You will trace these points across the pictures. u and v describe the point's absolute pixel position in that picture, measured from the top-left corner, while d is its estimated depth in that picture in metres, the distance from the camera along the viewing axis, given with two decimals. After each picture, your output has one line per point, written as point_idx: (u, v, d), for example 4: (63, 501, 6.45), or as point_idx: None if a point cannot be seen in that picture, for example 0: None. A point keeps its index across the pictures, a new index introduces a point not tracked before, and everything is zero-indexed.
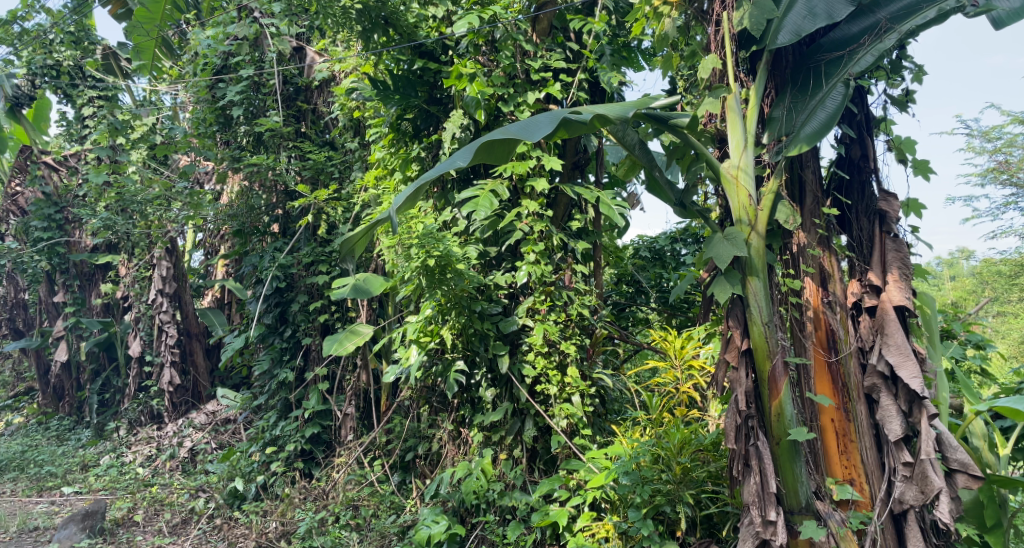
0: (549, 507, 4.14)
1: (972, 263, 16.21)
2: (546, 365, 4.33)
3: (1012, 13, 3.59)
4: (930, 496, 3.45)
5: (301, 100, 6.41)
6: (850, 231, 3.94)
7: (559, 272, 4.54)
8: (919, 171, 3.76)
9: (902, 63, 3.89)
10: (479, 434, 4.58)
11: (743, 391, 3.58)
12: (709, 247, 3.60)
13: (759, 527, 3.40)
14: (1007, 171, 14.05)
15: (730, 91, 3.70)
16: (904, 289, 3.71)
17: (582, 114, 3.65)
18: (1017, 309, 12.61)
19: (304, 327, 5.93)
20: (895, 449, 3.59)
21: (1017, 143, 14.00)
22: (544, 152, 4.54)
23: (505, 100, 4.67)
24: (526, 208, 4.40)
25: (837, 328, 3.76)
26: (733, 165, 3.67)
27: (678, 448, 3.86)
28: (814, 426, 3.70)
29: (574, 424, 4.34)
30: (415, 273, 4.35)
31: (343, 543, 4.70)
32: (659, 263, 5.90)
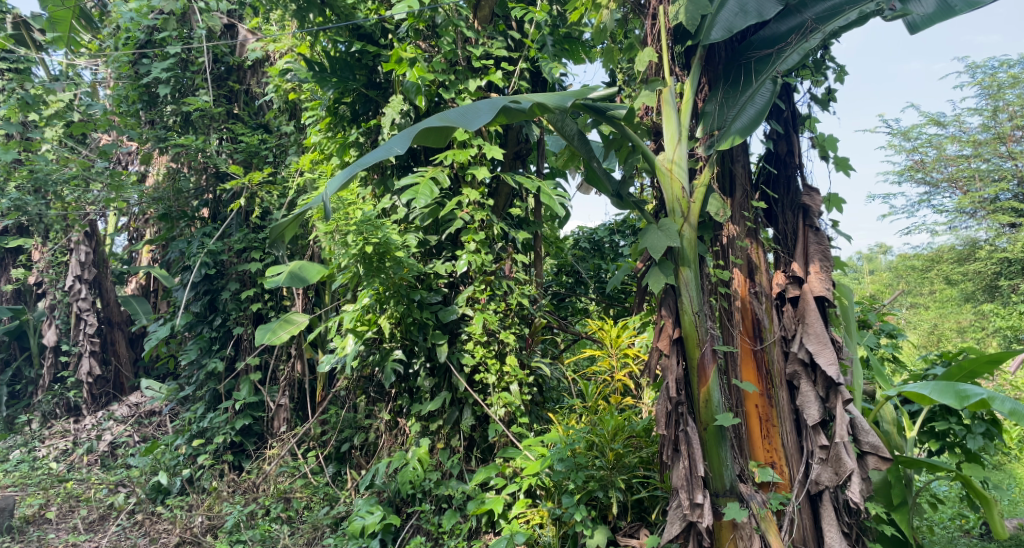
0: (485, 495, 4.18)
1: (890, 258, 17.28)
2: (485, 353, 4.35)
3: (926, 18, 3.82)
4: (843, 477, 3.66)
5: (233, 80, 6.21)
6: (776, 224, 4.12)
7: (500, 261, 4.55)
8: (839, 168, 3.98)
9: (826, 62, 4.09)
10: (416, 424, 4.54)
11: (674, 377, 3.70)
12: (644, 237, 3.70)
13: (687, 509, 3.53)
14: (921, 170, 15.04)
15: (665, 84, 3.81)
16: (825, 280, 3.91)
17: (522, 102, 3.67)
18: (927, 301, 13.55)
19: (235, 316, 5.75)
20: (812, 433, 3.79)
21: (932, 143, 14.93)
22: (485, 141, 4.53)
23: (446, 87, 4.63)
24: (467, 197, 4.39)
25: (762, 317, 3.93)
26: (667, 158, 3.77)
27: (613, 435, 3.95)
28: (739, 412, 3.86)
29: (512, 413, 4.38)
30: (352, 260, 4.28)
31: (272, 537, 4.61)
32: (598, 254, 6.03)
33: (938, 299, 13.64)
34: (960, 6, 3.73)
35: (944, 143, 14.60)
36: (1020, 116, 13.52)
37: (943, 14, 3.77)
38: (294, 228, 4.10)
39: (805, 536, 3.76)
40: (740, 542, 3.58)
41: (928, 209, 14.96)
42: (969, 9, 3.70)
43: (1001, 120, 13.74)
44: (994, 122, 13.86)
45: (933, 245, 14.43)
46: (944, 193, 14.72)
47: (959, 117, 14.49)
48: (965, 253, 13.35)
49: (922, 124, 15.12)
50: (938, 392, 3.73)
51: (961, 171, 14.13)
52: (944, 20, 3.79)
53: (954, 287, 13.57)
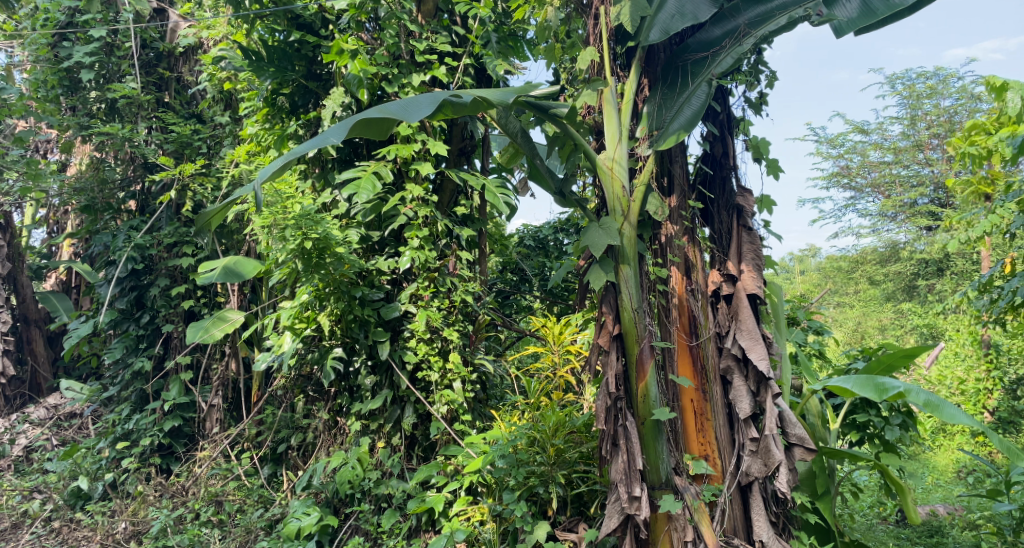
0: (426, 493, 4.16)
1: (819, 259, 18.10)
2: (428, 351, 4.32)
3: (850, 22, 3.99)
4: (771, 468, 3.80)
5: (164, 67, 5.97)
6: (712, 224, 4.25)
7: (443, 259, 4.52)
8: (770, 170, 4.13)
9: (758, 67, 4.24)
10: (356, 423, 4.45)
11: (613, 373, 3.76)
12: (585, 235, 3.74)
13: (626, 503, 3.59)
14: (847, 175, 15.81)
15: (606, 84, 3.86)
16: (757, 278, 4.06)
17: (463, 97, 3.66)
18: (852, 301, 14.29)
19: (164, 313, 5.52)
20: (744, 425, 3.92)
21: (857, 150, 15.70)
22: (429, 136, 4.51)
23: (389, 80, 4.56)
24: (410, 193, 4.36)
25: (698, 314, 4.04)
26: (608, 157, 3.82)
27: (554, 431, 3.94)
28: (676, 406, 3.95)
29: (454, 411, 4.37)
30: (290, 255, 4.17)
31: (202, 541, 4.45)
32: (542, 252, 6.09)
33: (862, 298, 14.38)
34: (881, 9, 3.90)
35: (868, 149, 15.37)
36: (936, 125, 14.36)
37: (866, 17, 3.94)
38: (222, 215, 3.92)
39: (735, 526, 3.89)
40: (674, 534, 3.67)
41: (853, 212, 15.73)
42: (890, 12, 3.88)
43: (919, 128, 14.57)
44: (913, 130, 14.67)
45: (858, 247, 15.19)
46: (868, 197, 15.50)
47: (882, 125, 15.28)
48: (887, 254, 14.10)
49: (847, 131, 15.89)
50: (859, 385, 3.92)
51: (884, 177, 14.90)
52: (868, 23, 3.97)
53: (877, 287, 14.32)
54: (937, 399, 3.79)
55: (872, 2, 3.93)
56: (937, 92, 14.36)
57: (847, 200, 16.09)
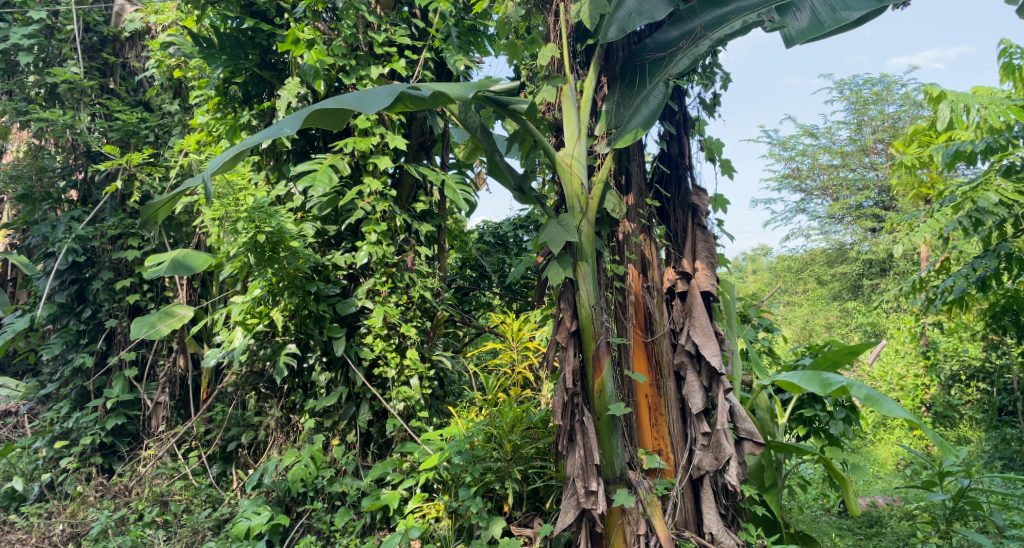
0: (381, 491, 4.10)
1: (770, 259, 18.60)
2: (385, 347, 4.27)
3: (800, 31, 4.11)
4: (722, 462, 3.88)
5: (108, 52, 5.74)
6: (668, 222, 4.32)
7: (401, 254, 4.47)
8: (723, 170, 4.21)
9: (713, 69, 4.32)
10: (310, 420, 4.37)
11: (571, 369, 3.79)
12: (543, 231, 3.74)
13: (582, 497, 3.61)
14: (797, 178, 16.29)
15: (566, 81, 3.85)
16: (711, 276, 4.14)
17: (422, 89, 3.61)
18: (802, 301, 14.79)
19: (107, 307, 5.32)
20: (696, 420, 3.99)
21: (807, 153, 16.15)
22: (388, 129, 4.44)
23: (346, 72, 4.47)
24: (368, 187, 4.30)
25: (654, 310, 4.10)
26: (568, 154, 3.83)
27: (511, 426, 3.94)
28: (631, 401, 4.00)
29: (411, 407, 4.32)
30: (242, 249, 4.05)
31: (145, 542, 4.30)
32: (501, 249, 6.09)
33: (811, 298, 14.87)
34: (830, 23, 4.04)
35: (818, 153, 15.82)
36: (881, 130, 14.89)
37: (816, 30, 4.07)
38: (169, 207, 3.79)
39: (686, 519, 3.95)
40: (628, 527, 3.71)
41: (803, 214, 16.19)
42: (837, 25, 4.01)
43: (866, 133, 15.09)
44: (859, 135, 15.18)
45: (807, 248, 15.66)
46: (816, 199, 15.98)
47: (830, 130, 15.77)
48: (835, 255, 14.58)
49: (798, 135, 16.33)
50: (805, 381, 4.03)
51: (831, 180, 15.38)
52: (816, 35, 4.10)
53: (824, 286, 14.81)
54: (878, 394, 3.94)
55: (821, 14, 4.06)
56: (882, 99, 14.89)
57: (797, 201, 16.57)
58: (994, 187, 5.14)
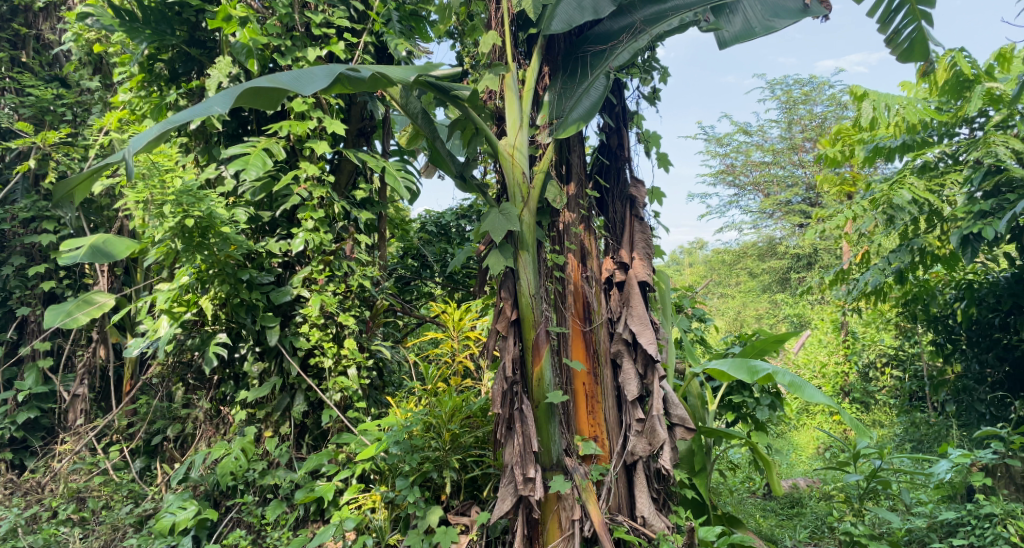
0: (315, 483, 4.00)
1: (706, 253, 19.17)
2: (321, 337, 4.16)
3: (732, 37, 4.21)
4: (655, 447, 3.97)
5: (19, 22, 5.34)
6: (606, 213, 4.39)
7: (339, 242, 4.36)
8: (660, 163, 4.30)
9: (651, 64, 4.40)
10: (241, 412, 4.21)
11: (510, 357, 3.79)
12: (485, 220, 3.72)
13: (520, 484, 3.63)
14: (732, 174, 16.79)
15: (508, 70, 3.82)
16: (647, 267, 4.24)
17: (361, 71, 3.50)
18: (735, 292, 15.43)
19: (18, 295, 4.99)
20: (631, 407, 4.07)
21: (741, 150, 16.65)
22: (326, 114, 4.31)
23: (281, 53, 4.30)
24: (305, 172, 4.16)
25: (592, 300, 4.14)
26: (509, 143, 3.81)
27: (450, 416, 3.93)
28: (568, 389, 4.03)
29: (348, 398, 4.24)
30: (168, 234, 3.86)
31: (59, 541, 4.06)
32: (443, 238, 6.02)
33: (743, 289, 15.51)
34: (760, 30, 4.15)
35: (751, 150, 16.34)
36: (809, 129, 15.48)
37: (746, 36, 4.19)
38: (87, 185, 3.59)
39: (620, 504, 4.03)
40: (564, 513, 3.75)
41: (737, 209, 16.73)
42: (767, 35, 4.14)
43: (795, 132, 15.67)
44: (789, 133, 15.74)
45: (740, 241, 16.19)
46: (750, 195, 16.53)
47: (762, 128, 16.31)
48: (765, 249, 15.15)
49: (732, 132, 16.83)
50: (734, 368, 4.17)
51: (762, 176, 15.93)
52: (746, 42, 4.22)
53: (755, 279, 15.36)
54: (801, 380, 4.10)
55: (752, 23, 4.17)
56: (811, 99, 15.49)
57: (731, 196, 17.09)
58: (907, 186, 5.42)
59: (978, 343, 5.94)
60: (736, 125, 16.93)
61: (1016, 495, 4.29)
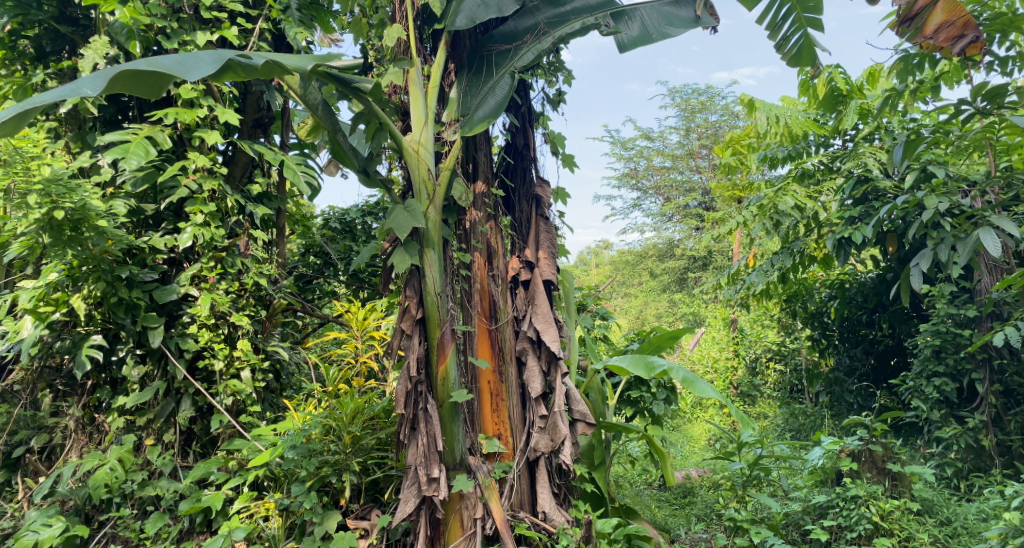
0: (202, 492, 3.77)
1: (609, 254, 19.68)
2: (212, 338, 3.92)
3: (631, 40, 4.26)
4: (557, 443, 4.03)
5: None
6: (513, 212, 4.40)
7: (233, 238, 4.15)
8: (565, 164, 4.37)
9: (555, 66, 4.45)
10: (119, 420, 3.91)
11: (415, 356, 3.73)
12: (390, 217, 3.63)
13: (423, 484, 3.58)
14: (634, 177, 17.32)
15: (412, 64, 3.76)
16: (552, 266, 4.29)
17: (253, 58, 3.35)
18: (636, 292, 15.89)
19: None
20: (534, 404, 4.11)
21: (643, 154, 17.18)
22: (217, 102, 4.08)
23: (166, 35, 4.03)
24: (193, 163, 3.92)
25: (498, 298, 4.14)
26: (414, 139, 3.74)
27: (351, 418, 3.83)
28: (473, 387, 4.00)
29: (240, 402, 4.04)
30: (32, 228, 3.50)
31: None
32: (348, 235, 5.82)
33: (644, 289, 16.03)
34: (657, 36, 4.28)
35: (652, 155, 16.92)
36: (705, 137, 16.25)
37: (644, 40, 4.26)
38: None
39: (522, 500, 4.05)
40: (465, 512, 3.73)
41: (639, 212, 17.27)
42: (663, 41, 4.28)
43: (691, 138, 16.38)
44: (686, 140, 16.43)
45: (641, 242, 16.77)
46: (650, 198, 17.11)
47: (663, 134, 16.92)
48: (665, 249, 15.81)
49: (635, 137, 17.36)
50: (632, 364, 4.30)
51: (662, 181, 16.58)
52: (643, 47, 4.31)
53: (655, 279, 15.90)
54: (693, 376, 4.27)
55: (649, 27, 4.28)
56: (706, 108, 16.23)
57: (634, 199, 17.64)
58: (790, 193, 5.79)
59: (848, 339, 6.47)
60: (638, 130, 17.50)
61: (878, 478, 4.49)
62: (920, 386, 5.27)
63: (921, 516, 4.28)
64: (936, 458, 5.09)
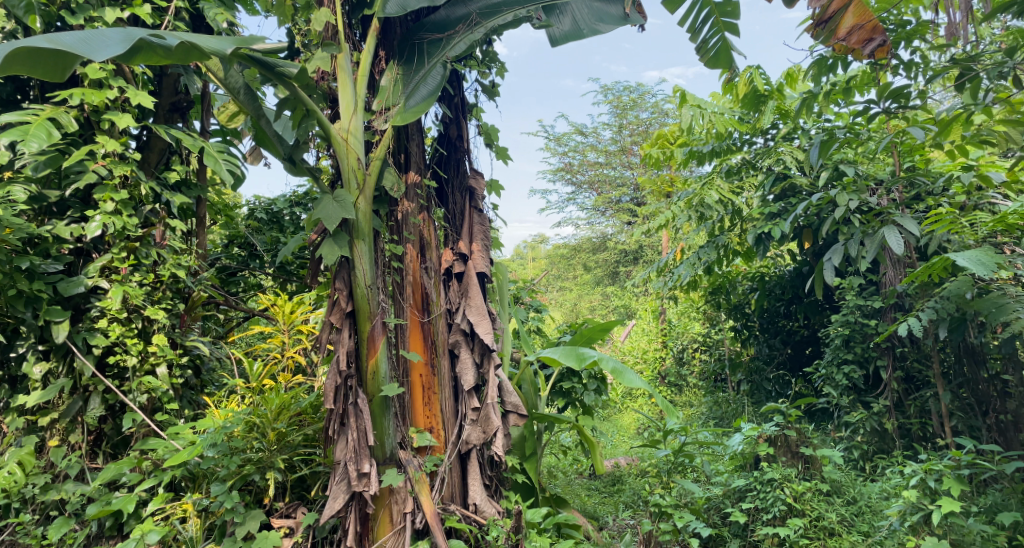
0: (112, 495, 3.59)
1: (545, 248, 19.84)
2: (124, 332, 3.72)
3: (563, 35, 4.32)
4: (489, 435, 4.02)
5: None
6: (446, 204, 4.37)
7: (147, 227, 3.95)
8: (499, 156, 4.36)
9: (489, 57, 4.43)
10: (19, 420, 3.69)
11: (345, 350, 3.66)
12: (318, 207, 3.52)
13: (353, 480, 3.51)
14: (569, 172, 17.50)
15: (341, 50, 3.66)
16: (485, 258, 4.28)
17: (166, 39, 3.19)
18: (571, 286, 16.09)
19: None
20: (467, 397, 4.09)
21: (578, 150, 17.37)
22: (129, 83, 3.87)
23: (72, 10, 3.79)
24: (103, 147, 3.71)
25: (431, 291, 4.10)
26: (343, 127, 3.64)
27: (276, 414, 3.72)
28: (404, 381, 3.95)
29: (156, 400, 3.87)
30: None
31: None
32: (275, 226, 5.64)
33: (579, 282, 16.24)
34: (587, 32, 4.33)
35: (586, 150, 17.11)
36: (637, 134, 16.53)
37: (575, 36, 4.31)
38: None
39: (453, 493, 4.02)
40: (395, 507, 3.68)
41: (573, 206, 17.46)
42: (593, 37, 4.33)
43: (624, 135, 16.65)
44: (619, 136, 16.70)
45: (575, 236, 16.96)
46: (585, 193, 17.32)
47: (596, 130, 17.13)
48: (598, 243, 16.06)
49: (570, 132, 17.52)
50: (564, 355, 4.33)
51: (596, 176, 16.84)
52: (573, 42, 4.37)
53: (589, 272, 16.13)
54: (623, 366, 4.33)
55: (581, 24, 4.33)
56: (638, 105, 16.47)
57: (568, 193, 17.83)
58: (715, 188, 5.96)
59: (767, 329, 6.74)
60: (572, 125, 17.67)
61: (791, 461, 4.67)
62: (831, 373, 5.59)
63: (831, 496, 4.50)
64: (845, 442, 5.38)
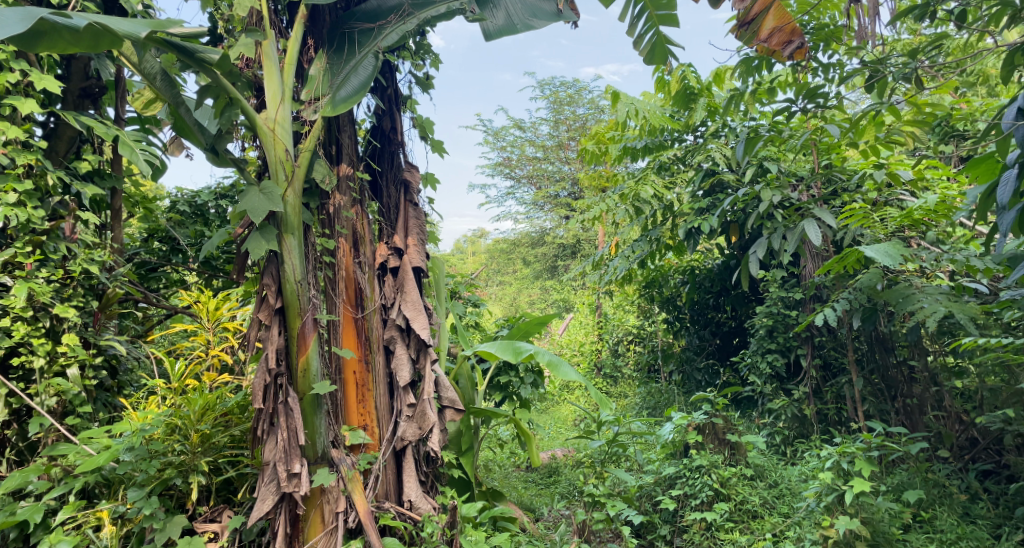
0: (18, 504, 3.37)
1: (484, 242, 19.86)
2: (29, 332, 3.50)
3: (497, 30, 4.28)
4: (425, 430, 3.98)
5: None
6: (380, 198, 4.29)
7: (55, 219, 3.71)
8: (434, 149, 4.31)
9: (423, 48, 4.37)
10: None
11: (274, 348, 3.54)
12: (243, 199, 3.39)
13: (283, 480, 3.42)
14: (508, 167, 17.55)
15: (266, 36, 3.52)
16: (421, 253, 4.22)
17: (73, 19, 3.01)
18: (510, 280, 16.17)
19: None
20: (402, 393, 4.03)
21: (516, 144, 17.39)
22: (32, 67, 3.64)
23: None
24: (3, 133, 3.47)
25: (365, 286, 4.02)
26: (270, 117, 3.52)
27: (199, 416, 3.59)
28: (337, 378, 3.86)
29: (66, 403, 3.66)
30: None
31: None
32: (199, 220, 5.42)
33: (518, 276, 16.34)
34: (521, 27, 4.29)
35: (524, 145, 17.16)
36: (573, 129, 16.66)
37: (509, 30, 4.28)
38: None
39: (387, 490, 3.96)
40: (327, 506, 3.59)
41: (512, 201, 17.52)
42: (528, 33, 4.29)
43: (560, 130, 16.77)
44: (556, 132, 16.80)
45: (514, 231, 17.05)
46: (523, 188, 17.41)
47: (534, 125, 17.18)
48: (537, 237, 16.16)
49: (508, 127, 17.53)
50: (501, 349, 4.32)
51: (534, 171, 16.93)
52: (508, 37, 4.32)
53: (528, 267, 16.24)
54: (558, 359, 4.36)
55: (515, 19, 4.30)
56: (574, 101, 16.62)
57: (507, 188, 17.87)
58: (650, 182, 6.08)
59: (697, 321, 6.95)
60: (510, 120, 17.67)
61: (718, 448, 4.88)
62: (756, 362, 5.82)
63: (754, 480, 4.68)
64: (768, 427, 5.59)
